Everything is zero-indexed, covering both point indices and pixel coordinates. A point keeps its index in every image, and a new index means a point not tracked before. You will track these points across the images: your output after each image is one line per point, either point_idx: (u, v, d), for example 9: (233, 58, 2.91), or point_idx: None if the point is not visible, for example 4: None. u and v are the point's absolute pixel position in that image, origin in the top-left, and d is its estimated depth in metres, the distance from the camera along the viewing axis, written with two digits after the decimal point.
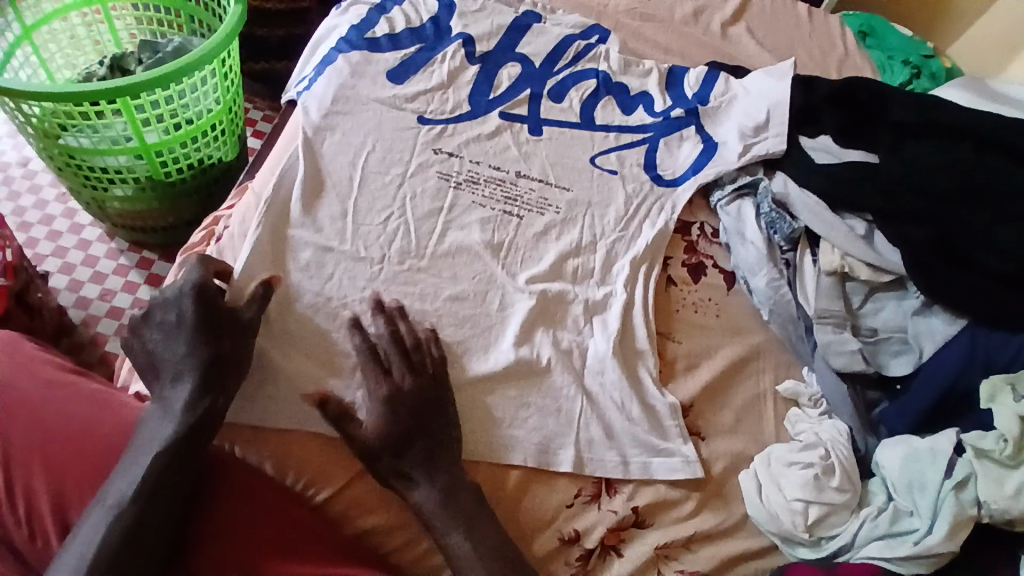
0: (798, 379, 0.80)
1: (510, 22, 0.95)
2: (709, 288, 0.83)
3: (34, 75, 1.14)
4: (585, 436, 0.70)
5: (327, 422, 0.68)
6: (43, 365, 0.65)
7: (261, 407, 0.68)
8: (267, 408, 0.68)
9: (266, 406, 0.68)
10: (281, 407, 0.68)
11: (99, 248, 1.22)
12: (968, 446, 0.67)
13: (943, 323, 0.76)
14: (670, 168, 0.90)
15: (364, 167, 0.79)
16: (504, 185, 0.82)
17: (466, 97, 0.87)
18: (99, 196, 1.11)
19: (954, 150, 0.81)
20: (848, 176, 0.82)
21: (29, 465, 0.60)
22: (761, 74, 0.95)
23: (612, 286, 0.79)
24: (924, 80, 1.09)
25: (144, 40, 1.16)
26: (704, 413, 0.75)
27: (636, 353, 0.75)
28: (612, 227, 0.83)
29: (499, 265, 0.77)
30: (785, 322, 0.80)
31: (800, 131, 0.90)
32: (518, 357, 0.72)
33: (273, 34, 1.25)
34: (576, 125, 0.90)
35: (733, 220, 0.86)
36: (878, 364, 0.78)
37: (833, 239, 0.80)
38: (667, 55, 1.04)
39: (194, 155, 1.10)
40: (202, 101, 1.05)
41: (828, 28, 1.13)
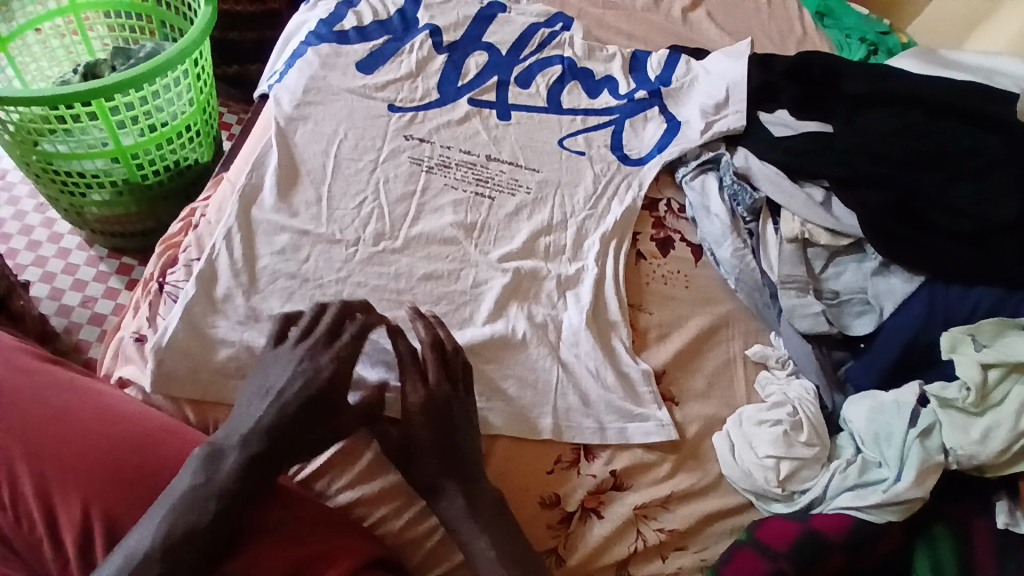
0: (766, 344, 0.83)
1: (475, 13, 0.97)
2: (677, 261, 0.86)
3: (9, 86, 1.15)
4: (562, 405, 0.72)
5: None
6: (19, 357, 0.66)
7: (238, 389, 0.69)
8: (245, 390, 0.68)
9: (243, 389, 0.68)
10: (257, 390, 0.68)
11: (78, 256, 1.23)
12: (932, 397, 0.70)
13: (901, 281, 0.79)
14: (636, 147, 0.92)
15: (336, 155, 0.81)
16: (476, 168, 0.84)
17: (435, 85, 0.89)
18: (78, 202, 1.11)
19: (906, 115, 0.85)
20: (805, 147, 0.86)
21: (11, 451, 0.60)
22: (721, 54, 0.98)
23: (583, 262, 0.81)
24: (882, 56, 1.14)
25: (117, 48, 1.17)
26: (677, 379, 0.78)
27: (609, 324, 0.78)
28: (582, 205, 0.85)
29: (472, 245, 0.79)
30: (751, 290, 0.83)
31: (759, 108, 0.93)
32: (495, 332, 0.74)
33: (243, 35, 1.27)
34: (543, 109, 0.92)
35: (698, 195, 0.89)
36: (842, 325, 0.81)
37: (793, 207, 0.84)
38: (631, 41, 1.06)
39: (170, 157, 1.11)
40: (176, 102, 1.06)
41: (786, 8, 1.17)
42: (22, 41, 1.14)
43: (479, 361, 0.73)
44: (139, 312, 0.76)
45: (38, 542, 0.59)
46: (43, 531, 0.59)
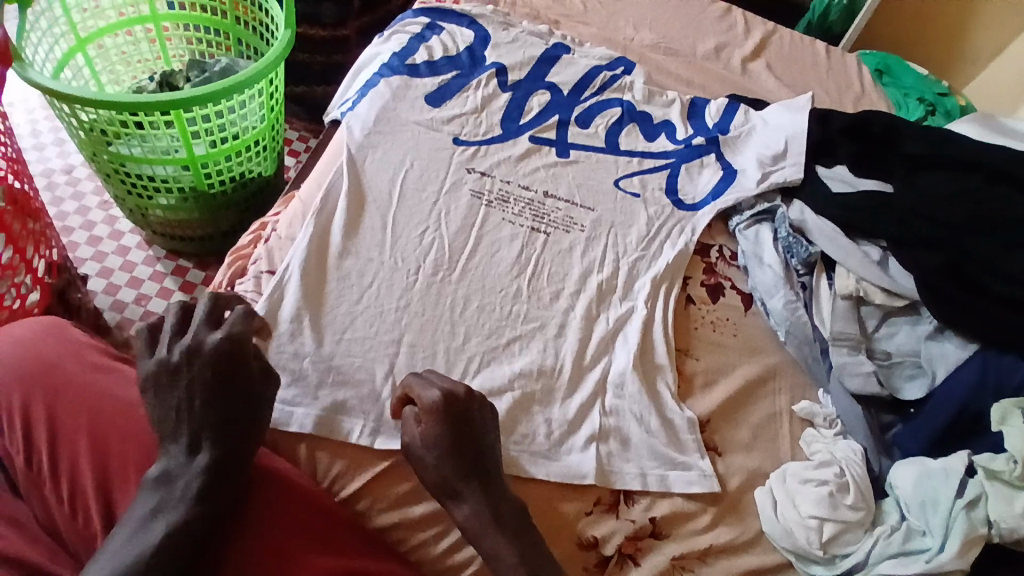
0: (813, 401, 0.82)
1: (540, 54, 1.01)
2: (726, 308, 0.86)
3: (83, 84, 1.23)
4: (604, 447, 0.72)
5: (349, 434, 0.70)
6: (91, 352, 0.68)
7: (288, 414, 0.70)
8: (296, 416, 0.70)
9: (296, 415, 0.70)
10: (309, 416, 0.70)
11: (136, 254, 1.28)
12: (979, 467, 0.69)
13: (955, 347, 0.79)
14: (690, 193, 0.93)
15: (402, 184, 0.83)
16: (533, 205, 0.86)
17: (497, 121, 0.92)
18: (145, 203, 1.17)
19: (964, 182, 0.84)
20: (865, 203, 0.85)
21: (76, 444, 0.62)
22: (780, 107, 1.00)
23: (632, 302, 0.82)
24: (939, 117, 1.15)
25: (194, 61, 1.24)
26: (721, 429, 0.77)
27: (655, 367, 0.78)
28: (634, 246, 0.86)
29: (526, 283, 0.80)
30: (800, 344, 0.83)
31: (816, 162, 0.93)
32: (540, 366, 0.75)
33: (314, 59, 1.34)
34: (601, 149, 0.94)
35: (750, 243, 0.89)
36: (892, 387, 0.80)
37: (848, 263, 0.83)
38: (689, 88, 1.09)
39: (236, 169, 1.17)
40: (249, 117, 1.11)
41: (844, 66, 1.20)
42: (100, 44, 1.23)
43: (526, 394, 0.73)
44: None
45: (92, 536, 0.61)
46: (99, 524, 0.61)
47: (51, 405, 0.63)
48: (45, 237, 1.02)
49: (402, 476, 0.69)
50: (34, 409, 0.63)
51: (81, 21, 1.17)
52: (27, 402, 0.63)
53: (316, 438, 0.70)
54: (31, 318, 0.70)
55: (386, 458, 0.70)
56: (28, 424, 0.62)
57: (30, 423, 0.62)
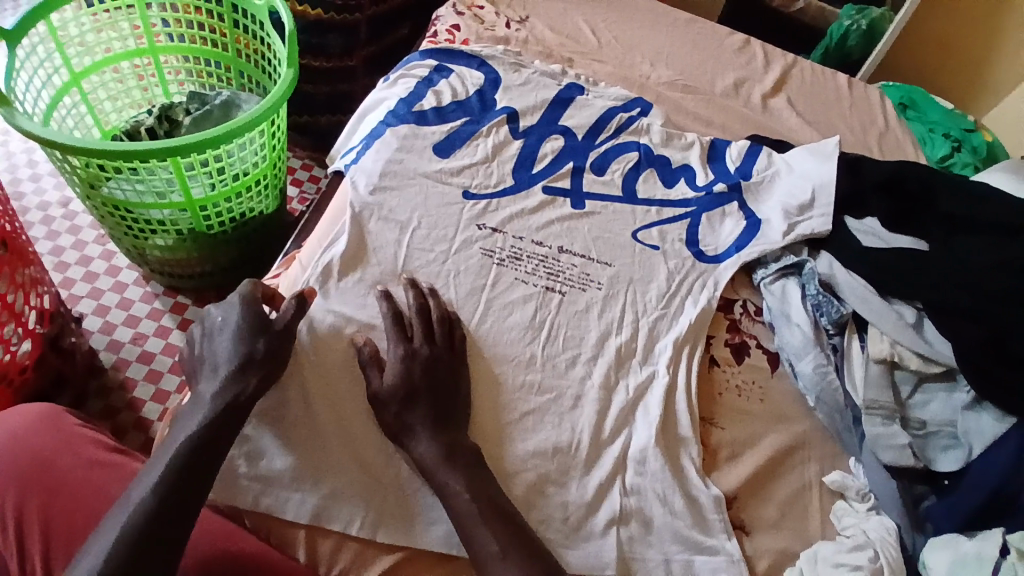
0: (844, 471, 0.77)
1: (554, 96, 0.97)
2: (752, 370, 0.82)
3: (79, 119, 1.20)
4: (624, 531, 0.68)
5: (349, 523, 0.66)
6: (88, 444, 0.66)
7: (289, 497, 0.67)
8: (297, 500, 0.67)
9: (296, 498, 0.67)
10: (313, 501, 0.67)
11: (134, 291, 1.26)
12: (1014, 550, 0.64)
13: (992, 420, 0.74)
14: (712, 244, 0.90)
15: (411, 244, 0.80)
16: (547, 262, 0.83)
17: (509, 171, 0.89)
18: (143, 242, 1.14)
19: (1006, 245, 0.79)
20: (897, 262, 0.81)
21: (70, 549, 0.60)
22: (805, 151, 0.95)
23: (654, 367, 0.77)
24: (965, 154, 1.12)
25: (194, 92, 1.22)
26: (748, 506, 0.73)
27: (678, 439, 0.73)
28: (653, 304, 0.82)
29: (540, 346, 0.76)
30: (832, 411, 0.78)
31: (844, 213, 0.89)
32: (551, 438, 0.71)
33: (319, 90, 1.32)
34: (618, 198, 0.91)
35: (777, 300, 0.84)
36: (926, 459, 0.75)
37: (881, 325, 0.79)
38: (709, 127, 1.04)
39: (237, 209, 1.14)
40: (249, 158, 1.08)
41: (867, 102, 1.16)
42: (96, 75, 1.19)
43: (544, 474, 0.70)
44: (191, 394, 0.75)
45: None
46: None
47: (44, 505, 0.61)
48: (37, 285, 0.99)
49: (425, 565, 0.66)
50: (28, 513, 0.61)
51: (75, 56, 1.15)
52: (21, 503, 0.61)
53: (319, 527, 0.67)
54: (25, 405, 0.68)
55: (396, 550, 0.66)
56: (20, 527, 0.60)
57: (23, 529, 0.60)
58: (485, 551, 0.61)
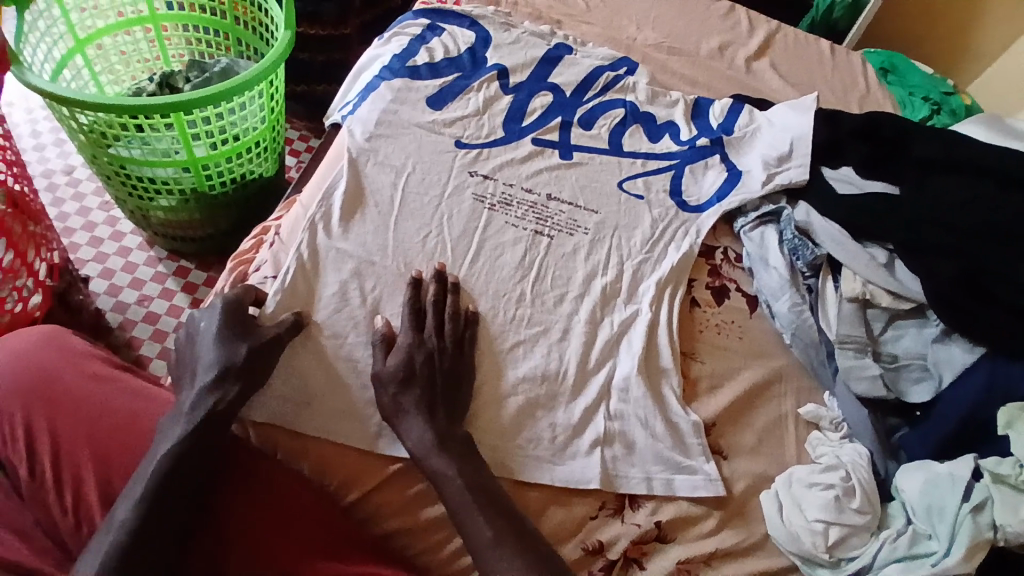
0: (819, 404, 0.82)
1: (543, 55, 1.01)
2: (732, 311, 0.86)
3: (82, 83, 1.23)
4: (608, 452, 0.72)
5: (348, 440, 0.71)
6: (91, 362, 0.70)
7: (294, 418, 0.72)
8: (303, 421, 0.72)
9: (303, 420, 0.72)
10: (315, 421, 0.72)
11: (137, 255, 1.29)
12: (985, 471, 0.69)
13: (962, 351, 0.78)
14: (695, 194, 0.93)
15: (407, 192, 0.83)
16: (536, 208, 0.86)
17: (500, 124, 0.92)
18: (146, 204, 1.17)
19: (976, 185, 0.83)
20: (871, 207, 0.85)
21: (78, 454, 0.64)
22: (786, 106, 0.99)
23: (637, 305, 0.81)
24: (944, 116, 1.16)
25: (193, 61, 1.25)
26: (726, 433, 0.77)
27: (661, 370, 0.77)
28: (638, 248, 0.86)
29: (530, 285, 0.80)
30: (807, 346, 0.83)
31: (823, 163, 0.93)
32: (540, 368, 0.75)
33: (314, 57, 1.35)
34: (605, 151, 0.94)
35: (756, 246, 0.88)
36: (898, 391, 0.79)
37: (854, 266, 0.83)
38: (694, 87, 1.08)
39: (237, 170, 1.17)
40: (250, 118, 1.11)
41: (849, 66, 1.21)
42: (98, 44, 1.22)
43: (534, 400, 0.74)
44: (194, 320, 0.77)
45: None
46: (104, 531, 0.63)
47: (52, 415, 0.66)
48: (47, 240, 1.03)
49: (415, 478, 0.71)
50: (36, 421, 0.65)
51: (81, 22, 1.17)
52: (29, 413, 0.65)
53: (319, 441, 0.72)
54: (30, 328, 0.72)
55: (393, 462, 0.71)
56: (31, 433, 0.65)
57: (33, 435, 0.65)
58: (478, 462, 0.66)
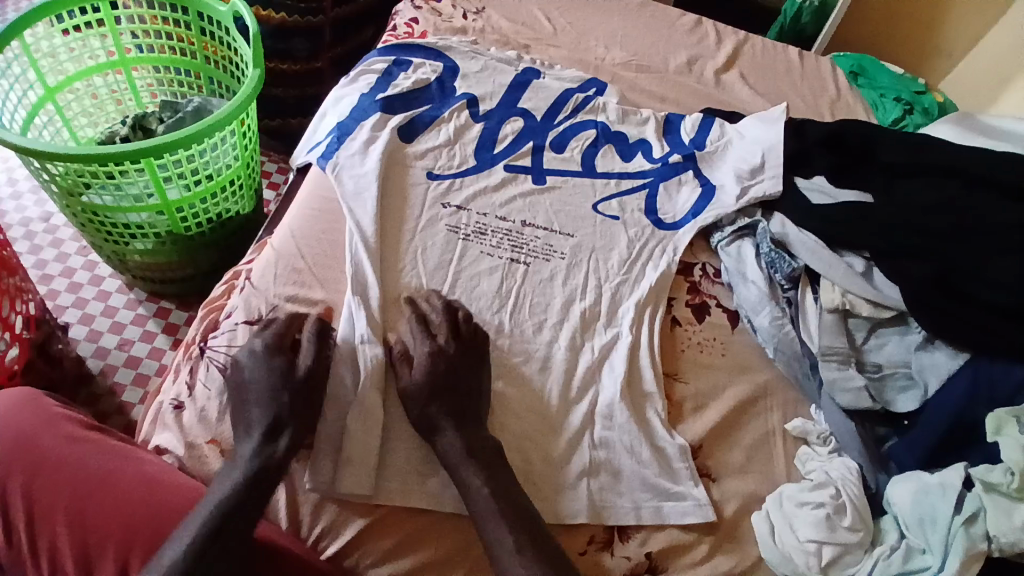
0: (806, 418, 0.81)
1: (510, 81, 1.01)
2: (713, 327, 0.85)
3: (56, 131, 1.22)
4: (595, 482, 0.71)
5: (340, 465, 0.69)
6: (65, 424, 0.68)
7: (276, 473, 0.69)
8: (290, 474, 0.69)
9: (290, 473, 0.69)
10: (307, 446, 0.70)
11: (117, 298, 1.29)
12: (977, 480, 0.68)
13: (945, 357, 0.78)
14: (670, 211, 0.93)
15: (381, 228, 0.82)
16: (511, 235, 0.86)
17: (471, 152, 0.92)
18: (123, 248, 1.16)
19: (945, 187, 0.83)
20: (845, 216, 0.84)
21: (53, 520, 0.63)
22: (755, 119, 1.00)
23: (618, 329, 0.80)
24: (917, 115, 1.18)
25: (166, 101, 1.25)
26: (713, 454, 0.76)
27: (643, 395, 0.76)
28: (615, 270, 0.85)
29: (509, 314, 0.79)
30: (790, 360, 0.82)
31: (795, 173, 0.92)
32: (521, 401, 0.74)
33: (288, 92, 1.37)
34: (578, 173, 0.94)
35: (734, 260, 0.88)
36: (884, 400, 0.79)
37: (831, 276, 0.82)
38: (664, 103, 1.08)
39: (213, 210, 1.17)
40: (222, 157, 1.11)
41: (818, 72, 1.22)
42: (70, 90, 1.22)
43: (517, 433, 0.73)
44: (177, 377, 0.74)
45: None
46: None
47: (27, 480, 0.65)
48: (22, 292, 1.01)
49: (394, 525, 0.68)
50: (12, 489, 0.64)
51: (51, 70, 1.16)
52: (5, 480, 0.65)
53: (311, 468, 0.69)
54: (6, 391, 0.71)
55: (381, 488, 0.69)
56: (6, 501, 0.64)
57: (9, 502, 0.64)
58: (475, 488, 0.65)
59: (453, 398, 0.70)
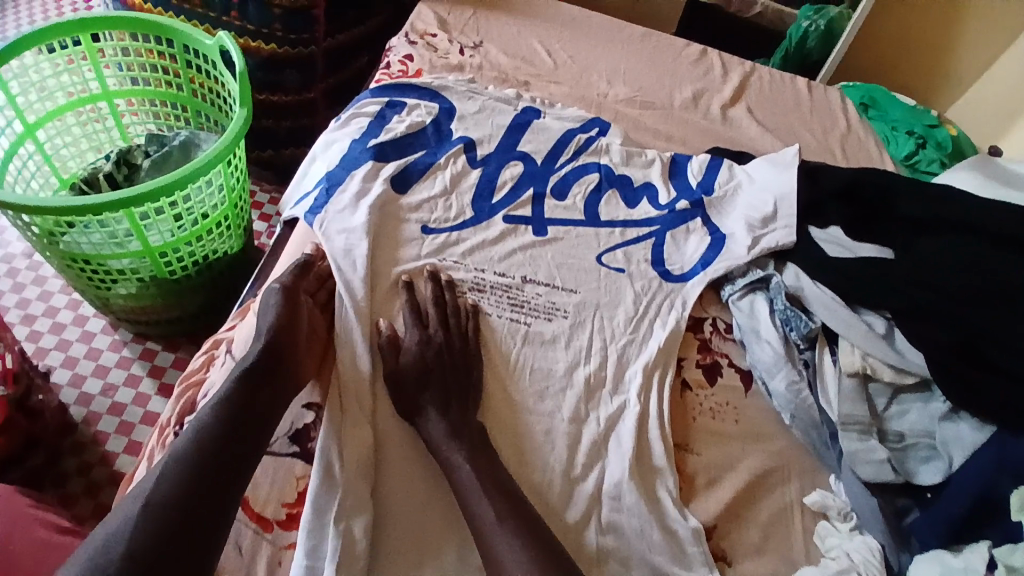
0: (825, 489, 0.76)
1: (509, 122, 0.96)
2: (725, 390, 0.81)
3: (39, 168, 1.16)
4: (603, 571, 0.66)
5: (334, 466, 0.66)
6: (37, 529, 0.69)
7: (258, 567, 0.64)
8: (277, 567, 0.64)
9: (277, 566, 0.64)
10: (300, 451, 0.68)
11: (102, 339, 1.23)
12: (1001, 564, 0.65)
13: (971, 429, 0.73)
14: (678, 262, 0.88)
15: (369, 287, 0.77)
16: (511, 292, 0.81)
17: (468, 202, 0.87)
18: (107, 291, 1.11)
19: (967, 246, 0.78)
20: (863, 273, 0.80)
21: None
22: (766, 162, 0.95)
23: (624, 396, 0.75)
24: (931, 150, 1.13)
25: (152, 134, 1.20)
26: (729, 533, 0.71)
27: (653, 470, 0.71)
28: (621, 329, 0.81)
29: (509, 381, 0.75)
30: (807, 427, 0.77)
31: (808, 222, 0.88)
32: (524, 479, 0.69)
33: (280, 123, 1.32)
34: (580, 222, 0.89)
35: (746, 317, 0.83)
36: (906, 472, 0.74)
37: (850, 337, 0.78)
38: (669, 142, 1.04)
39: (199, 252, 1.11)
40: (208, 199, 1.06)
41: (828, 105, 1.18)
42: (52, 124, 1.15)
43: None
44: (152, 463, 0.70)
45: None
46: None
47: None
48: None
49: None
50: None
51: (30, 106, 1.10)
52: None
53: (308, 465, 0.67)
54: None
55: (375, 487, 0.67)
56: None
57: None
58: (481, 520, 0.62)
59: (441, 385, 0.71)
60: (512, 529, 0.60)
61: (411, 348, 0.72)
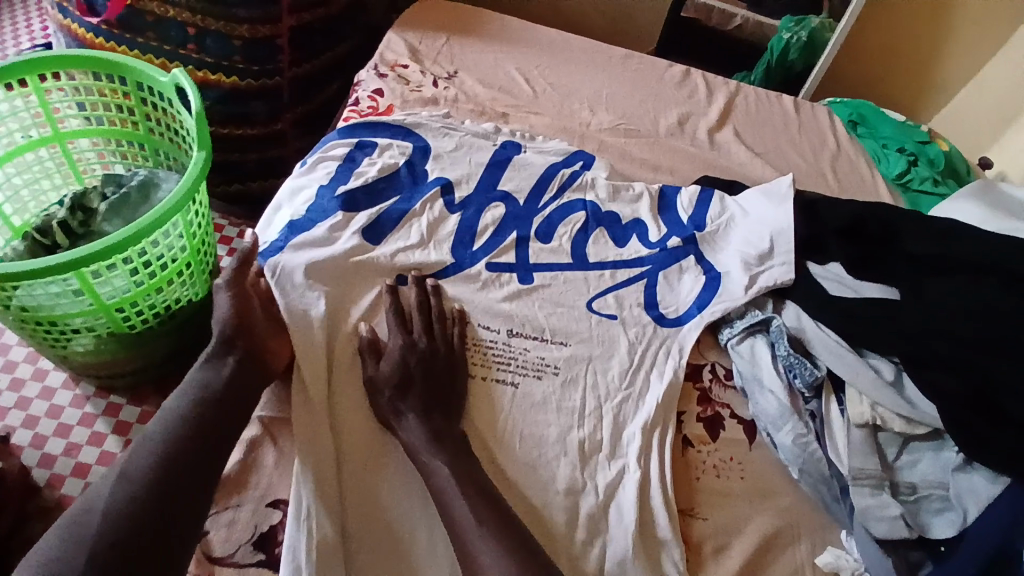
0: (837, 547, 0.71)
1: (488, 159, 0.91)
2: (728, 445, 0.76)
3: None
4: None
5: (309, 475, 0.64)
6: None
7: None
8: None
9: None
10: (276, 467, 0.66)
11: (56, 376, 1.08)
12: None
13: (985, 480, 0.69)
14: (672, 304, 0.84)
15: (341, 352, 0.71)
16: (497, 348, 0.75)
17: (448, 250, 0.81)
18: (59, 351, 0.98)
19: (980, 287, 0.74)
20: (868, 315, 0.76)
21: None
22: (759, 193, 0.91)
23: (623, 461, 0.70)
24: (923, 167, 1.09)
25: (107, 175, 1.10)
26: None
27: (658, 543, 0.66)
28: (616, 384, 0.75)
29: (498, 449, 0.69)
30: (817, 482, 0.72)
31: (807, 258, 0.85)
32: None
33: (247, 156, 1.24)
34: (568, 265, 0.84)
35: (747, 363, 0.78)
36: (920, 525, 0.70)
37: (858, 385, 0.74)
38: (656, 172, 0.99)
39: (160, 300, 0.98)
40: (165, 243, 0.93)
41: (816, 123, 1.14)
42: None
43: None
44: None
45: None
46: None
47: None
48: None
49: None
50: None
51: None
52: None
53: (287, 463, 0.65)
54: None
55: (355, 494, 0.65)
56: None
57: None
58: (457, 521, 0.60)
59: (422, 391, 0.69)
60: (489, 532, 0.59)
61: (394, 353, 0.70)
